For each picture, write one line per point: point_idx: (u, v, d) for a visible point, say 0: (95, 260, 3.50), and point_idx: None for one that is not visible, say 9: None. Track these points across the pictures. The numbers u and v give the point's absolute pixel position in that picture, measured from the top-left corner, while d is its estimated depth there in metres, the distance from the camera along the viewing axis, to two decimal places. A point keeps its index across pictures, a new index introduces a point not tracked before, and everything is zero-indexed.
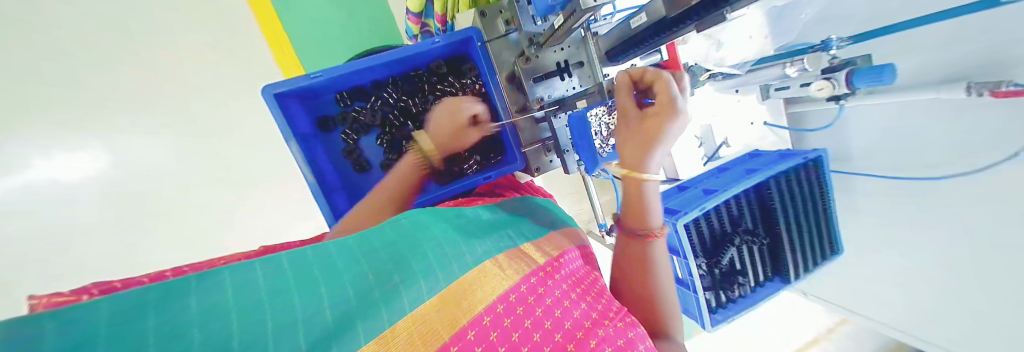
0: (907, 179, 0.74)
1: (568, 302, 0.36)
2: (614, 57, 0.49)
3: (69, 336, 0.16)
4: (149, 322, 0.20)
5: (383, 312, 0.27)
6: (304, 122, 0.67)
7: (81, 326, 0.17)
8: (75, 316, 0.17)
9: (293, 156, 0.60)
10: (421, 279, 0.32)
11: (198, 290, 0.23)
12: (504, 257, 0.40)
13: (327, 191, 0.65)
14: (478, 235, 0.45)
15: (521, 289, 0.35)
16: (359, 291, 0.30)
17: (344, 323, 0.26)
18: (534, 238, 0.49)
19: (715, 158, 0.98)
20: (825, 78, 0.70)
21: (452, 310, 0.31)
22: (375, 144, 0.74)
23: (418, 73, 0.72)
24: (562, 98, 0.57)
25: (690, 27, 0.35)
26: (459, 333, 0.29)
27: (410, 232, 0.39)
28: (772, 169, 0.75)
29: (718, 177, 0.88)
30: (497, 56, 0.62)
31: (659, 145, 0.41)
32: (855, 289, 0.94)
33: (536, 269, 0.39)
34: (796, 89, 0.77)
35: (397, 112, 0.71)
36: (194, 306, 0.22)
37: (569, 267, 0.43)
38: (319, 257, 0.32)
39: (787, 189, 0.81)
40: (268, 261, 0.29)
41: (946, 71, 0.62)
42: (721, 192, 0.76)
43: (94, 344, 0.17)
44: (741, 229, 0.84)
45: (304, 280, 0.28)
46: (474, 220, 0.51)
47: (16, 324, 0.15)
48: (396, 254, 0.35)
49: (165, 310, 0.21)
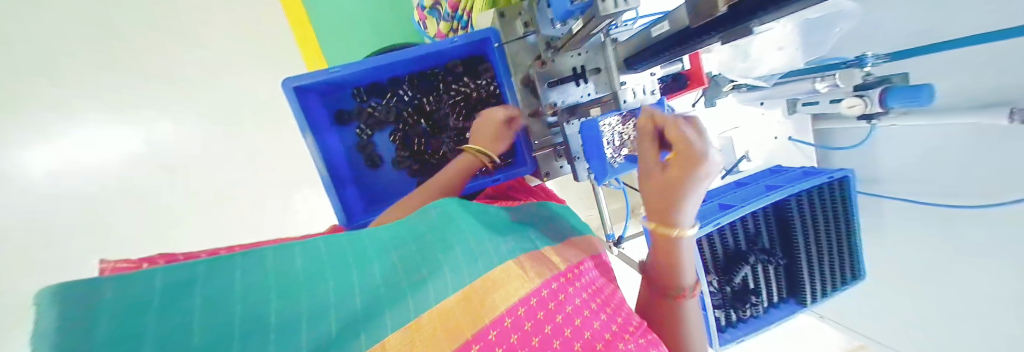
0: (939, 207, 0.70)
1: (587, 312, 0.36)
2: (633, 64, 0.48)
3: (123, 298, 0.19)
4: (196, 292, 0.22)
5: (409, 301, 0.29)
6: (321, 116, 0.69)
7: (133, 291, 0.19)
8: (133, 286, 0.20)
9: (308, 148, 0.62)
10: (447, 273, 0.32)
11: (243, 265, 0.26)
12: (528, 257, 0.40)
13: (339, 184, 0.66)
14: (503, 234, 0.44)
15: (543, 294, 0.34)
16: (386, 281, 0.31)
17: (370, 312, 0.28)
18: (555, 243, 0.49)
19: (733, 171, 0.94)
20: (858, 96, 0.66)
21: (477, 305, 0.30)
22: (388, 140, 0.75)
23: (434, 72, 0.72)
24: (576, 104, 0.56)
25: (715, 37, 0.34)
26: (483, 331, 0.28)
27: (438, 227, 0.39)
28: (795, 186, 0.71)
29: (736, 192, 0.84)
30: (514, 57, 0.61)
31: (685, 203, 0.36)
32: (876, 318, 0.89)
33: (558, 275, 0.38)
34: (826, 105, 0.74)
35: (411, 110, 0.73)
36: (238, 281, 0.25)
37: (586, 276, 0.42)
38: (353, 244, 0.34)
39: (811, 210, 0.78)
40: (306, 245, 0.31)
41: (988, 95, 0.57)
42: (740, 207, 0.73)
43: (144, 312, 0.19)
44: (757, 248, 0.81)
45: (337, 267, 0.31)
46: (495, 217, 0.51)
47: (79, 285, 0.17)
48: (424, 248, 0.36)
49: (212, 283, 0.23)
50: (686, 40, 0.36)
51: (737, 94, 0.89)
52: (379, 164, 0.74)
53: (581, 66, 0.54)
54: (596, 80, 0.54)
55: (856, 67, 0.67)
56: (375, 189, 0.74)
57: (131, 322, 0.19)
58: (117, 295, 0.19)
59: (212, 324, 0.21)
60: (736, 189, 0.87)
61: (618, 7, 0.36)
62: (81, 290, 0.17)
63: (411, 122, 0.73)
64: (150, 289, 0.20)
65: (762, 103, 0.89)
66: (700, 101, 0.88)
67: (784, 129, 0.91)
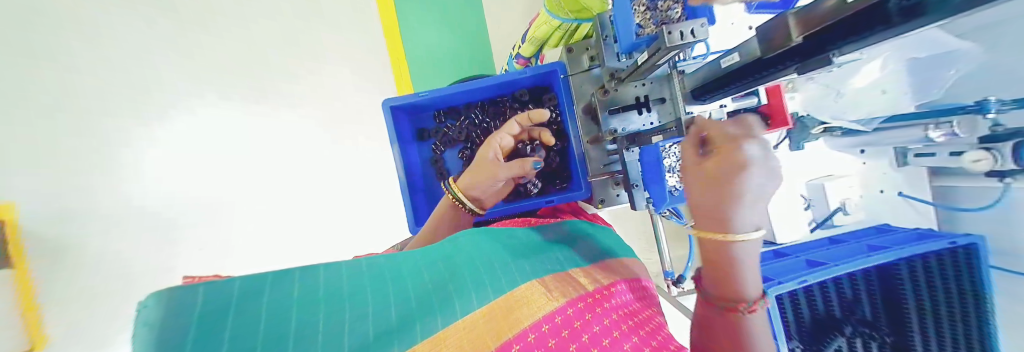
0: None
1: (617, 333, 0.30)
2: (700, 96, 0.49)
3: (212, 303, 0.21)
4: (264, 297, 0.23)
5: (438, 315, 0.26)
6: (407, 132, 0.81)
7: (217, 301, 0.21)
8: (218, 287, 0.22)
9: (392, 157, 0.73)
10: (474, 292, 0.30)
11: (300, 277, 0.26)
12: (551, 278, 0.36)
13: (413, 191, 0.76)
14: (527, 256, 0.41)
15: (566, 313, 0.30)
16: (420, 294, 0.29)
17: (405, 322, 0.26)
18: (584, 265, 0.43)
19: (826, 224, 0.83)
20: (984, 148, 0.58)
21: (500, 319, 0.27)
22: (456, 157, 0.83)
23: (503, 99, 0.81)
24: (638, 132, 0.58)
25: (791, 68, 0.35)
26: (507, 344, 0.25)
27: (466, 250, 0.37)
28: (906, 249, 0.59)
29: (829, 249, 0.73)
30: (578, 88, 0.66)
31: (740, 195, 0.26)
32: None
33: (582, 295, 0.34)
34: (944, 157, 0.66)
35: (479, 131, 0.80)
36: (296, 289, 0.25)
37: (625, 298, 0.37)
38: (389, 263, 0.33)
39: (926, 283, 0.63)
40: (351, 261, 0.31)
41: None
42: (832, 267, 0.63)
43: (224, 316, 0.21)
44: (855, 319, 0.67)
45: (377, 282, 0.29)
46: (525, 242, 0.45)
47: (181, 290, 0.20)
48: (452, 268, 0.33)
49: (276, 289, 0.24)
50: (760, 68, 0.37)
51: (828, 139, 0.84)
52: (446, 177, 0.82)
53: (644, 95, 0.57)
54: (660, 109, 0.57)
55: (975, 113, 0.59)
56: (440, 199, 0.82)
57: (212, 326, 0.20)
58: (206, 298, 0.21)
59: (274, 326, 0.22)
60: (830, 246, 0.75)
61: (684, 39, 0.39)
62: (182, 292, 0.20)
63: (478, 142, 0.80)
64: (229, 293, 0.22)
65: (863, 152, 0.82)
66: (783, 143, 0.83)
67: (888, 182, 0.81)
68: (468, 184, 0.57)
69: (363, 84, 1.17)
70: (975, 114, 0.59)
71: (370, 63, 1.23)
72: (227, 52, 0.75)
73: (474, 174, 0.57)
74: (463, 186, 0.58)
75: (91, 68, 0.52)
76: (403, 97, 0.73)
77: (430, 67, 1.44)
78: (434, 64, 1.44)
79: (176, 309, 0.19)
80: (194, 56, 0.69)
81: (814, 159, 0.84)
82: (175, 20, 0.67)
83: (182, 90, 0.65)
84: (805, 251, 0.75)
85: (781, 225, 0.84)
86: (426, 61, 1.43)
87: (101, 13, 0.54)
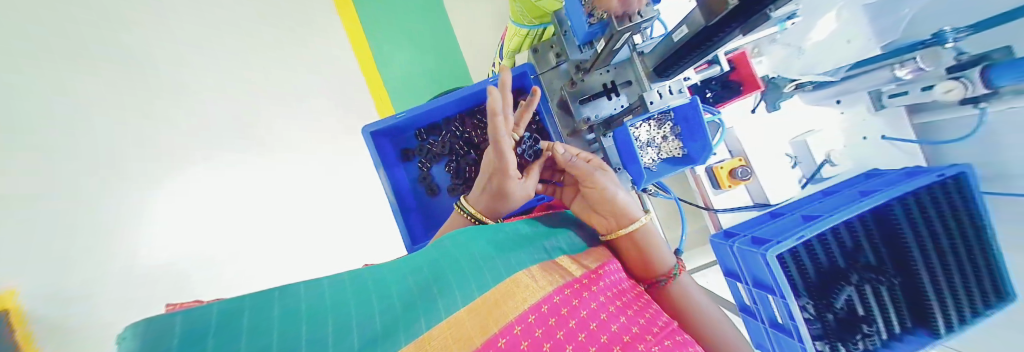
0: None
1: (605, 314, 0.31)
2: (663, 72, 0.50)
3: (190, 327, 0.21)
4: (244, 319, 0.23)
5: (422, 319, 0.26)
6: (390, 155, 0.82)
7: (195, 322, 0.21)
8: (194, 314, 0.22)
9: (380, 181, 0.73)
10: (458, 291, 0.30)
11: (280, 300, 0.27)
12: (538, 268, 0.36)
13: (404, 211, 0.76)
14: (514, 249, 0.41)
15: (554, 300, 0.30)
16: (405, 301, 0.29)
17: (390, 331, 0.26)
18: (572, 251, 0.44)
19: (816, 179, 0.83)
20: (954, 78, 0.59)
21: (485, 315, 0.27)
22: (444, 171, 0.83)
23: (480, 108, 0.81)
24: (610, 117, 0.59)
25: (734, 31, 0.37)
26: (493, 339, 0.25)
27: (450, 250, 0.38)
28: (899, 188, 0.59)
29: (821, 202, 0.73)
30: (548, 85, 0.68)
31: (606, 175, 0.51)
32: None
33: (571, 281, 0.34)
34: (916, 94, 0.67)
35: (462, 143, 0.80)
36: (277, 311, 0.25)
37: (615, 277, 0.37)
38: (374, 276, 0.33)
39: (921, 219, 0.63)
40: (333, 279, 0.31)
41: None
42: (829, 217, 0.62)
43: (205, 341, 0.21)
44: (859, 265, 0.66)
45: (360, 296, 0.30)
46: (513, 235, 0.46)
47: (156, 320, 0.20)
48: (436, 270, 0.34)
49: (256, 312, 0.24)
50: (710, 36, 0.38)
51: (805, 95, 0.85)
52: (436, 192, 0.82)
53: (611, 81, 0.58)
54: (628, 91, 0.58)
55: (935, 45, 0.60)
56: (433, 215, 0.82)
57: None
58: (185, 323, 0.21)
59: (258, 345, 0.22)
60: (823, 198, 0.75)
61: (632, 21, 0.41)
62: (159, 320, 0.20)
63: (463, 154, 0.80)
64: (206, 319, 0.22)
65: (840, 102, 0.82)
66: (760, 106, 0.84)
67: (871, 128, 0.82)
68: (486, 206, 0.56)
69: (346, 115, 1.19)
70: (935, 46, 0.60)
71: (349, 93, 1.25)
72: (198, 99, 0.77)
73: (493, 199, 0.55)
74: (480, 208, 0.57)
75: (65, 137, 0.53)
76: (376, 126, 0.75)
77: (409, 88, 1.45)
78: (411, 84, 1.45)
79: (159, 335, 0.19)
80: (160, 108, 0.69)
81: (794, 117, 0.85)
82: (143, 79, 0.69)
83: (158, 148, 0.65)
84: (798, 207, 0.74)
85: (772, 186, 0.84)
86: (403, 83, 1.44)
87: (72, 91, 0.56)
